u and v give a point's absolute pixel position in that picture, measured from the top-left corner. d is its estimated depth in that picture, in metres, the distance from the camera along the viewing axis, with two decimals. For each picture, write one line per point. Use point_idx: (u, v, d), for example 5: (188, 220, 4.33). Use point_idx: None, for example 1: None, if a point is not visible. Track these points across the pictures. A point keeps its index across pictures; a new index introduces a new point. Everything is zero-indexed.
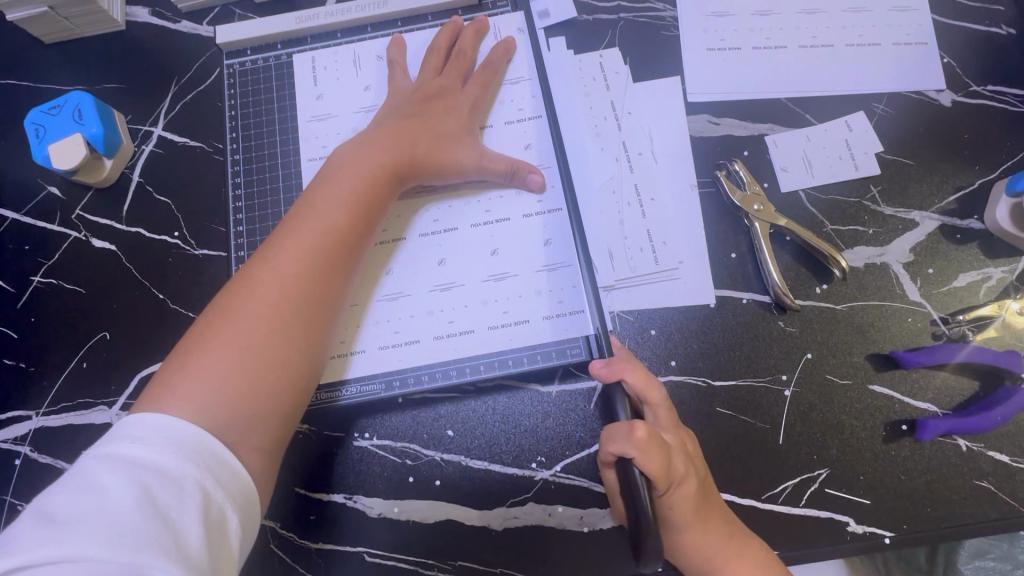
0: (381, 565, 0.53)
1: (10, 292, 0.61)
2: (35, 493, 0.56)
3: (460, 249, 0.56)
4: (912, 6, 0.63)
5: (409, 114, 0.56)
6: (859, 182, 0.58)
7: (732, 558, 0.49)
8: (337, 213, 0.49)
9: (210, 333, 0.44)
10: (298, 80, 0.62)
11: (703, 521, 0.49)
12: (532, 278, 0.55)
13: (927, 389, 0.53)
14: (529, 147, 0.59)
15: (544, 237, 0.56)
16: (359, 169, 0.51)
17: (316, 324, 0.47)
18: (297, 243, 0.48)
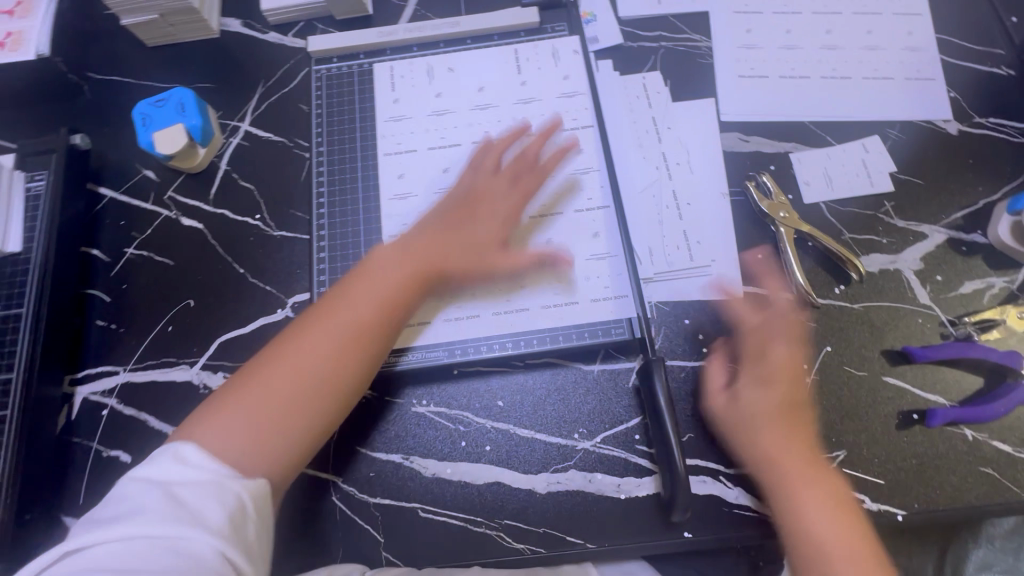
0: (433, 521, 0.57)
1: (104, 261, 0.68)
2: (117, 442, 0.61)
3: (520, 238, 0.64)
4: (922, 47, 0.71)
5: (454, 221, 0.59)
6: (874, 197, 0.65)
7: (811, 490, 0.53)
8: (362, 327, 0.53)
9: (262, 366, 0.50)
10: (377, 85, 0.71)
11: (785, 430, 0.55)
12: (585, 265, 0.63)
13: (936, 382, 0.59)
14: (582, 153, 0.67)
15: (592, 230, 0.64)
16: (387, 277, 0.55)
17: (355, 371, 0.52)
18: (329, 325, 0.52)
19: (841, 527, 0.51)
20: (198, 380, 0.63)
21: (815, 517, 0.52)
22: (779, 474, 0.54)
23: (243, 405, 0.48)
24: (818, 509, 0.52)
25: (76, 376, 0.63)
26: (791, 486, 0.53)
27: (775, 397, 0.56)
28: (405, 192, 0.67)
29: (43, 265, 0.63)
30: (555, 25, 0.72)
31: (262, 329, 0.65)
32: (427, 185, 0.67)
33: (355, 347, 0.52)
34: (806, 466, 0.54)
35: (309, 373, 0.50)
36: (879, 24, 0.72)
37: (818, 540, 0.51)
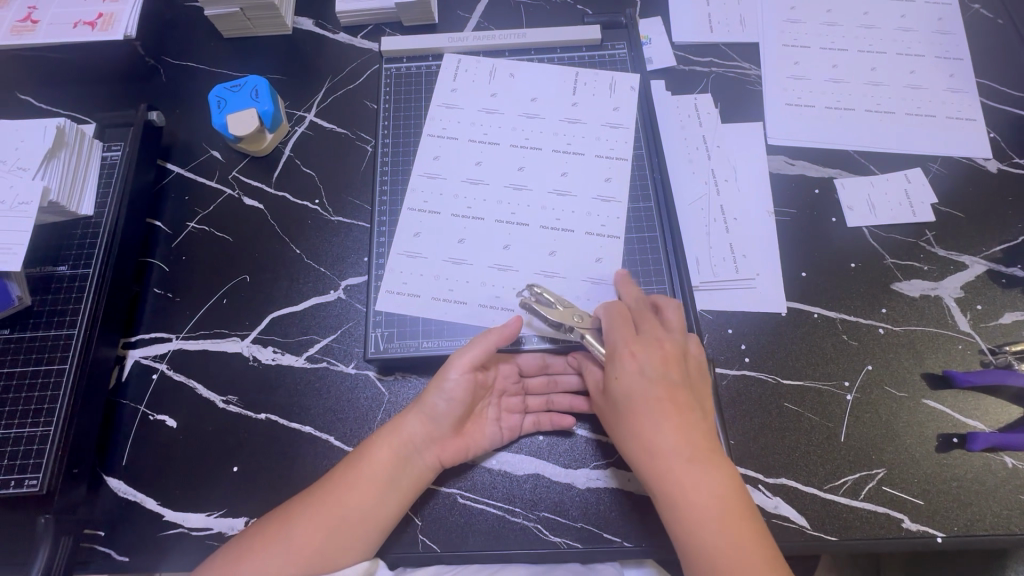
0: (471, 508, 0.57)
1: (166, 232, 0.70)
2: (165, 407, 0.62)
3: (526, 248, 0.65)
4: (963, 89, 0.74)
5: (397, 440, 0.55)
6: (916, 226, 0.67)
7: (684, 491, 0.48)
8: (366, 489, 0.53)
9: (285, 521, 0.52)
10: (440, 76, 0.74)
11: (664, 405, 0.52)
12: (575, 284, 0.63)
13: (976, 408, 0.59)
14: (609, 183, 0.67)
15: (595, 255, 0.64)
16: (375, 463, 0.54)
17: (373, 513, 0.53)
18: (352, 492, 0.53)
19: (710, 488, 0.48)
20: (248, 352, 0.64)
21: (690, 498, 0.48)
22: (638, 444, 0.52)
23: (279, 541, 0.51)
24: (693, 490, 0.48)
25: (130, 341, 0.65)
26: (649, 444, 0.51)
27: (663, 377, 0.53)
28: (427, 213, 0.67)
29: (112, 231, 0.65)
30: (615, 43, 0.75)
31: (313, 308, 0.66)
32: (448, 208, 0.67)
33: (355, 513, 0.52)
34: (692, 470, 0.49)
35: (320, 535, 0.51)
36: (922, 65, 0.75)
37: (690, 517, 0.48)
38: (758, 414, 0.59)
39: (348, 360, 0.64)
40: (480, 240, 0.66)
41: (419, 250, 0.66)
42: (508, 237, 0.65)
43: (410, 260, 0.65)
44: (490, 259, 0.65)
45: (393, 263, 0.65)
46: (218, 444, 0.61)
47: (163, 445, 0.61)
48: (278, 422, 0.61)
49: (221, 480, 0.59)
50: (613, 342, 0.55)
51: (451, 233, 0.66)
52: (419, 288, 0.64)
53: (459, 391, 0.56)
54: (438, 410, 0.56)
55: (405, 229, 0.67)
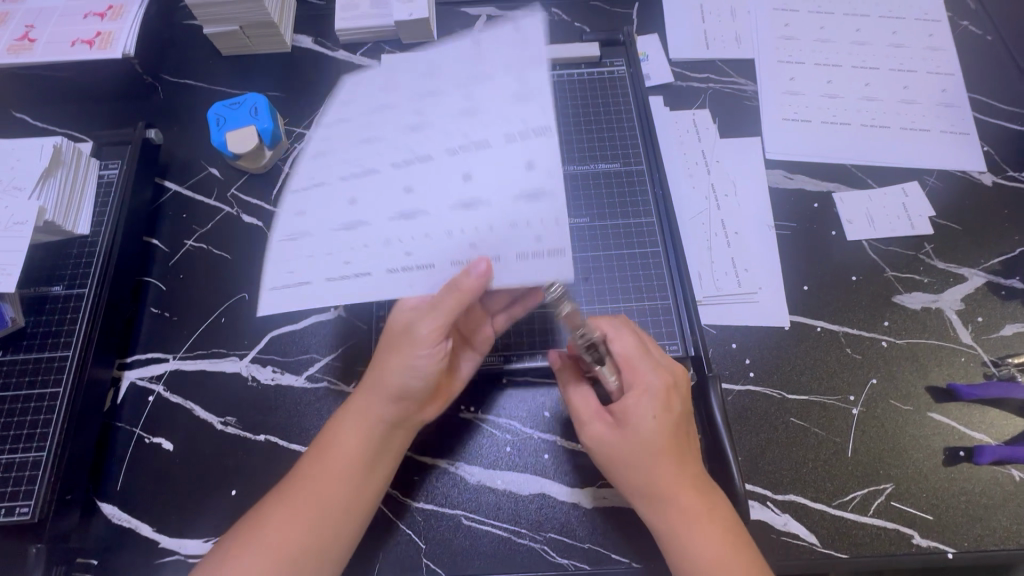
0: (476, 529, 0.56)
1: (163, 250, 0.69)
2: (161, 430, 0.61)
3: (432, 161, 0.43)
4: (955, 104, 0.75)
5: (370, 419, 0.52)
6: (915, 239, 0.68)
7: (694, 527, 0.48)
8: (347, 479, 0.51)
9: (270, 512, 0.49)
10: None
11: (673, 461, 0.49)
12: (503, 204, 0.43)
13: (981, 421, 0.59)
14: (512, 66, 0.44)
15: (523, 154, 0.44)
16: (349, 443, 0.51)
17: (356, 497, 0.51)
18: (333, 477, 0.50)
19: (716, 553, 0.47)
20: (247, 372, 0.63)
21: (695, 559, 0.47)
22: (644, 493, 0.49)
23: (246, 555, 0.47)
24: (700, 551, 0.47)
25: (126, 362, 0.64)
26: (660, 498, 0.48)
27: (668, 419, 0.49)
28: (292, 161, 0.45)
29: (107, 250, 0.64)
30: (613, 61, 0.76)
31: (313, 326, 0.65)
32: (315, 141, 0.44)
33: (338, 504, 0.50)
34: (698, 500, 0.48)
35: (291, 546, 0.48)
36: (915, 80, 0.77)
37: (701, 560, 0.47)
38: (765, 429, 0.59)
39: (349, 379, 0.63)
40: (367, 179, 0.44)
41: (300, 222, 0.43)
42: (405, 158, 0.43)
43: (293, 244, 0.43)
44: (389, 200, 0.43)
45: (275, 254, 0.43)
46: (216, 467, 0.59)
47: (160, 468, 0.59)
48: (278, 444, 0.60)
49: (219, 505, 0.58)
50: (629, 404, 0.50)
51: (328, 175, 0.44)
52: (309, 275, 0.43)
53: (438, 357, 0.51)
54: (410, 380, 0.51)
55: (281, 197, 0.44)
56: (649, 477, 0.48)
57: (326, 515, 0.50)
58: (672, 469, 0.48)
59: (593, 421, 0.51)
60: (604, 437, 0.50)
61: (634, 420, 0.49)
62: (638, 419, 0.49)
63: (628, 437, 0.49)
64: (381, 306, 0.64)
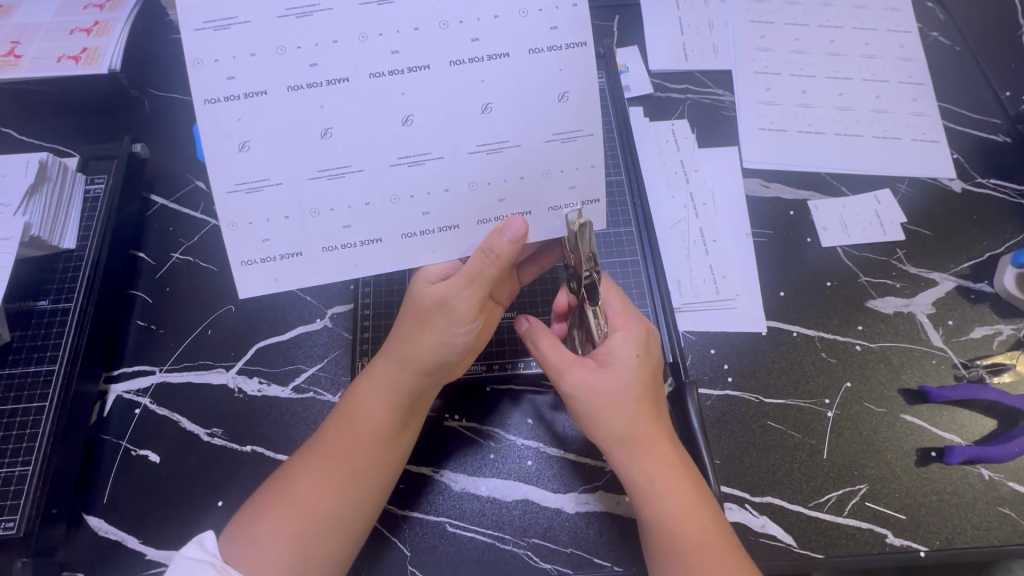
0: (461, 536, 0.57)
1: (150, 263, 0.70)
2: (148, 442, 0.61)
3: (447, 108, 0.44)
4: (926, 113, 0.78)
5: (394, 388, 0.52)
6: (887, 245, 0.70)
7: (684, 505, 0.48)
8: (380, 444, 0.51)
9: (292, 481, 0.50)
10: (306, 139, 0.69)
11: (652, 413, 0.50)
12: (539, 149, 0.46)
13: (952, 422, 0.61)
14: (556, 28, 0.44)
15: (558, 88, 0.45)
16: (373, 415, 0.52)
17: (381, 468, 0.51)
18: (356, 445, 0.51)
19: (685, 503, 0.48)
20: (233, 384, 0.64)
21: (664, 510, 0.48)
22: (619, 439, 0.49)
23: (276, 518, 0.48)
24: (671, 501, 0.48)
25: (112, 374, 0.64)
26: (637, 447, 0.49)
27: (648, 373, 0.52)
28: (244, 100, 0.43)
29: (94, 264, 0.65)
30: (593, 73, 0.77)
31: (299, 337, 0.66)
32: (280, 80, 0.43)
33: (372, 469, 0.51)
34: (683, 476, 0.49)
35: (325, 511, 0.49)
36: (886, 90, 0.79)
37: (692, 535, 0.47)
38: (742, 433, 0.60)
39: (335, 390, 0.64)
40: (358, 125, 0.44)
41: (269, 174, 0.44)
42: (408, 102, 0.44)
43: (255, 196, 0.45)
44: (393, 146, 0.45)
45: (232, 204, 0.45)
46: (203, 478, 0.60)
47: (147, 481, 0.60)
48: (264, 454, 0.61)
49: (206, 516, 0.58)
50: (612, 347, 0.52)
51: (305, 121, 0.44)
52: (299, 240, 0.46)
53: (476, 324, 0.52)
54: (448, 349, 0.51)
55: (223, 142, 0.44)
56: (630, 424, 0.49)
57: (357, 480, 0.50)
58: (649, 419, 0.50)
59: (576, 367, 0.51)
60: (591, 380, 0.50)
61: (618, 363, 0.51)
62: (622, 364, 0.51)
63: (613, 380, 0.50)
64: (367, 317, 0.65)
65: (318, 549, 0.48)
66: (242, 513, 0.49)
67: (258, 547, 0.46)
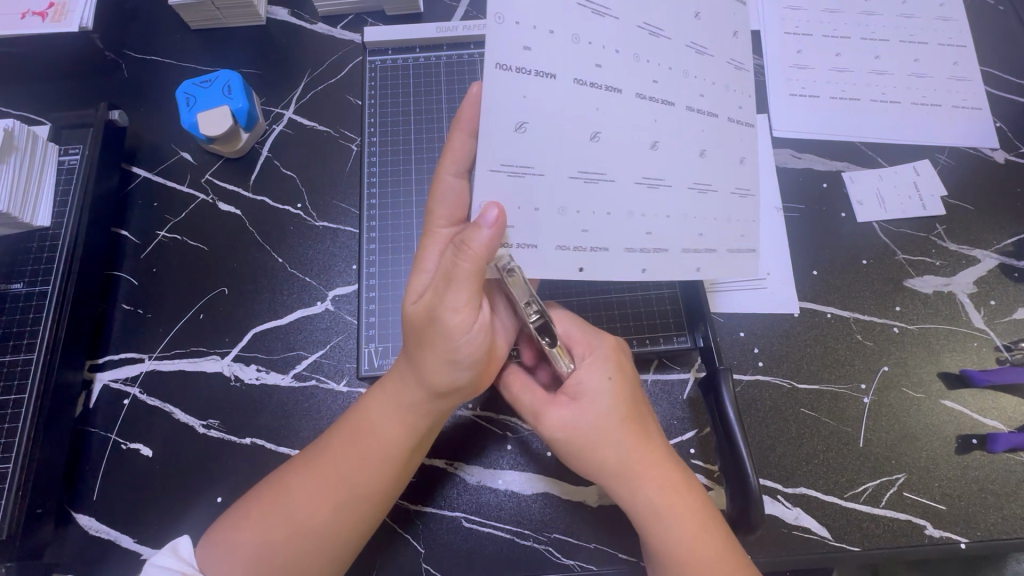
0: (477, 532, 0.54)
1: (133, 242, 0.64)
2: (138, 434, 0.57)
3: (685, 136, 0.43)
4: (968, 78, 0.72)
5: (400, 406, 0.47)
6: (926, 220, 0.65)
7: (698, 539, 0.44)
8: (387, 466, 0.47)
9: (285, 495, 0.46)
10: (381, 123, 0.67)
11: (641, 435, 0.47)
12: (728, 199, 0.46)
13: (995, 408, 0.58)
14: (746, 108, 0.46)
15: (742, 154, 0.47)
16: (382, 432, 0.47)
17: (383, 491, 0.47)
18: (357, 460, 0.46)
19: (692, 530, 0.45)
20: (229, 371, 0.59)
21: (670, 538, 0.45)
22: (613, 472, 0.46)
23: (260, 528, 0.44)
24: (678, 527, 0.45)
25: (97, 362, 0.60)
26: (633, 477, 0.46)
27: (628, 395, 0.48)
28: (533, 73, 0.38)
29: (72, 244, 0.59)
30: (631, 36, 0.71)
31: (299, 321, 0.62)
32: (569, 68, 0.39)
33: (368, 494, 0.46)
34: (692, 509, 0.46)
35: (314, 529, 0.45)
36: (926, 52, 0.72)
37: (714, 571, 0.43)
38: (773, 421, 0.57)
39: (339, 377, 0.59)
40: (626, 134, 0.41)
41: (534, 161, 0.39)
42: (656, 127, 0.42)
43: (513, 183, 0.39)
44: (641, 166, 0.42)
45: (484, 187, 0.39)
46: (199, 473, 0.56)
47: (139, 476, 0.56)
48: (266, 447, 0.57)
49: (205, 512, 0.55)
50: (583, 377, 0.48)
51: (579, 119, 0.40)
52: (537, 233, 0.41)
53: (482, 335, 0.43)
54: (457, 371, 0.44)
55: (501, 119, 0.38)
56: (620, 454, 0.46)
57: (357, 500, 0.46)
58: (638, 444, 0.46)
59: (551, 406, 0.48)
60: (570, 417, 0.47)
61: (589, 393, 0.47)
62: (596, 393, 0.47)
63: (587, 413, 0.47)
64: (372, 299, 0.61)
65: (300, 567, 0.44)
66: (215, 524, 0.46)
67: (242, 555, 0.44)
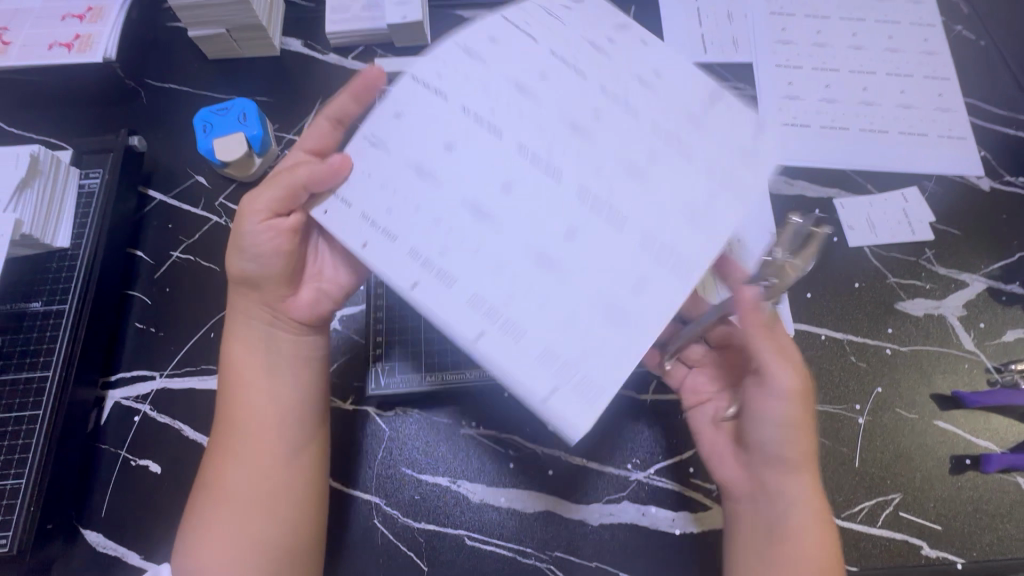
0: (480, 551, 0.55)
1: (148, 262, 0.66)
2: (148, 451, 0.58)
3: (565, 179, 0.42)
4: (952, 109, 0.75)
5: (286, 398, 0.52)
6: (915, 245, 0.68)
7: (816, 538, 0.47)
8: (277, 459, 0.51)
9: (218, 491, 0.50)
10: None
11: (810, 431, 0.47)
12: (609, 282, 0.39)
13: (987, 428, 0.59)
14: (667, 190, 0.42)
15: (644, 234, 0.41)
16: (266, 424, 0.51)
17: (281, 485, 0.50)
18: (250, 453, 0.50)
19: (812, 526, 0.47)
20: None
21: (796, 539, 0.46)
22: (788, 464, 0.47)
23: (204, 534, 0.49)
24: (802, 522, 0.47)
25: (109, 380, 0.61)
26: (791, 469, 0.47)
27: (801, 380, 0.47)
28: (423, 86, 0.43)
29: (90, 264, 0.61)
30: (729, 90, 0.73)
31: None
32: (454, 85, 0.43)
33: (258, 482, 0.50)
34: (820, 512, 0.47)
35: (211, 526, 0.48)
36: (912, 84, 0.76)
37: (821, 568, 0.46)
38: None
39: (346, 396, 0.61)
40: (546, 178, 0.41)
41: (390, 149, 0.43)
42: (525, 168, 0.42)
43: (372, 160, 0.43)
44: (495, 196, 0.41)
45: (351, 149, 0.43)
46: None
47: (148, 492, 0.57)
48: None
49: None
50: (760, 356, 0.46)
51: (450, 127, 0.43)
52: (368, 212, 0.42)
53: (270, 234, 0.49)
54: (245, 261, 0.50)
55: (382, 108, 0.43)
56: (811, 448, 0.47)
57: (253, 491, 0.50)
58: (803, 438, 0.47)
59: (788, 368, 0.46)
60: (765, 398, 0.47)
61: (771, 370, 0.46)
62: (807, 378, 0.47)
63: (770, 395, 0.47)
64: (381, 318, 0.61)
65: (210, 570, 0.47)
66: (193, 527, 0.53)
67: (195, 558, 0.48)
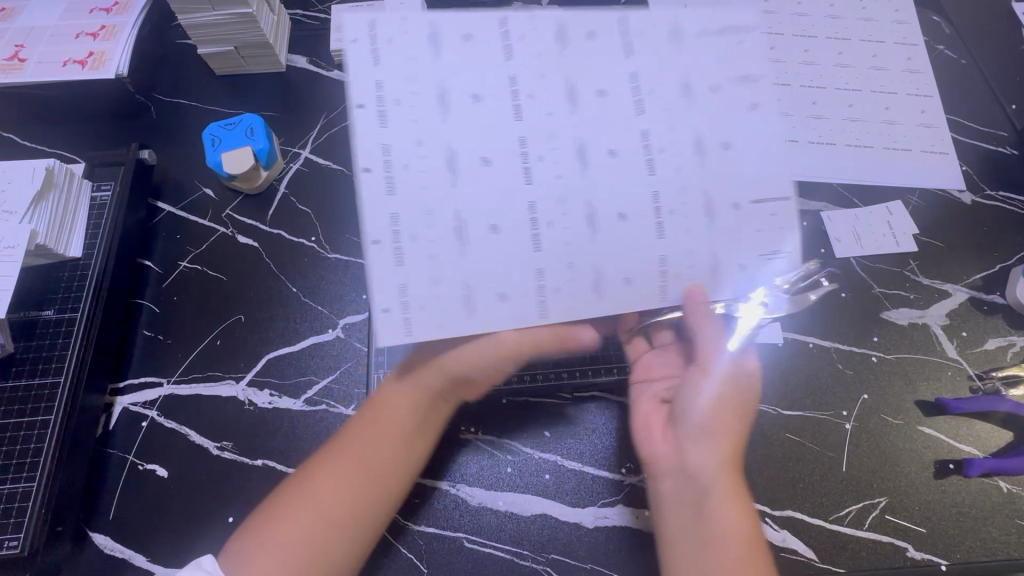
0: (478, 553, 0.56)
1: (157, 272, 0.68)
2: (155, 455, 0.60)
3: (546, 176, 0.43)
4: (935, 125, 0.78)
5: (391, 410, 0.53)
6: (900, 256, 0.70)
7: (731, 518, 0.49)
8: (387, 464, 0.52)
9: (302, 495, 0.51)
10: None
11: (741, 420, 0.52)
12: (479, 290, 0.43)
13: (969, 434, 0.61)
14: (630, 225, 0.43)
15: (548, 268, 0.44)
16: (383, 430, 0.53)
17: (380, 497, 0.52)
18: (364, 458, 0.52)
19: (735, 510, 0.49)
20: (244, 396, 0.62)
21: (717, 519, 0.49)
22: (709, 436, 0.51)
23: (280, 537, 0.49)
24: (723, 504, 0.49)
25: (118, 386, 0.63)
26: (712, 444, 0.51)
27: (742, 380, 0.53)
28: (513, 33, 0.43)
29: (101, 273, 0.63)
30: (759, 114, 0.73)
31: (311, 348, 0.65)
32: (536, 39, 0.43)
33: (353, 493, 0.51)
34: (742, 501, 0.50)
35: (311, 535, 0.49)
36: (896, 101, 0.78)
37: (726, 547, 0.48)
38: (760, 446, 0.60)
39: (348, 402, 0.62)
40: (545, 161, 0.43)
41: (438, 54, 0.42)
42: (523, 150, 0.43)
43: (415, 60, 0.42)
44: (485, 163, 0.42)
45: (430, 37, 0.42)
46: (210, 494, 0.58)
47: (155, 496, 0.58)
48: (276, 468, 0.59)
49: (216, 532, 0.57)
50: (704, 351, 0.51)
51: (497, 74, 0.43)
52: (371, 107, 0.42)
53: None
54: None
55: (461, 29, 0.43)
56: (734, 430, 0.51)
57: (342, 497, 0.51)
58: (729, 425, 0.51)
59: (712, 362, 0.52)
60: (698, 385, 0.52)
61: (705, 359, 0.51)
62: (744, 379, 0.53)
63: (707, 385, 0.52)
64: None
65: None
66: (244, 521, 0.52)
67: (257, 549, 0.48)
